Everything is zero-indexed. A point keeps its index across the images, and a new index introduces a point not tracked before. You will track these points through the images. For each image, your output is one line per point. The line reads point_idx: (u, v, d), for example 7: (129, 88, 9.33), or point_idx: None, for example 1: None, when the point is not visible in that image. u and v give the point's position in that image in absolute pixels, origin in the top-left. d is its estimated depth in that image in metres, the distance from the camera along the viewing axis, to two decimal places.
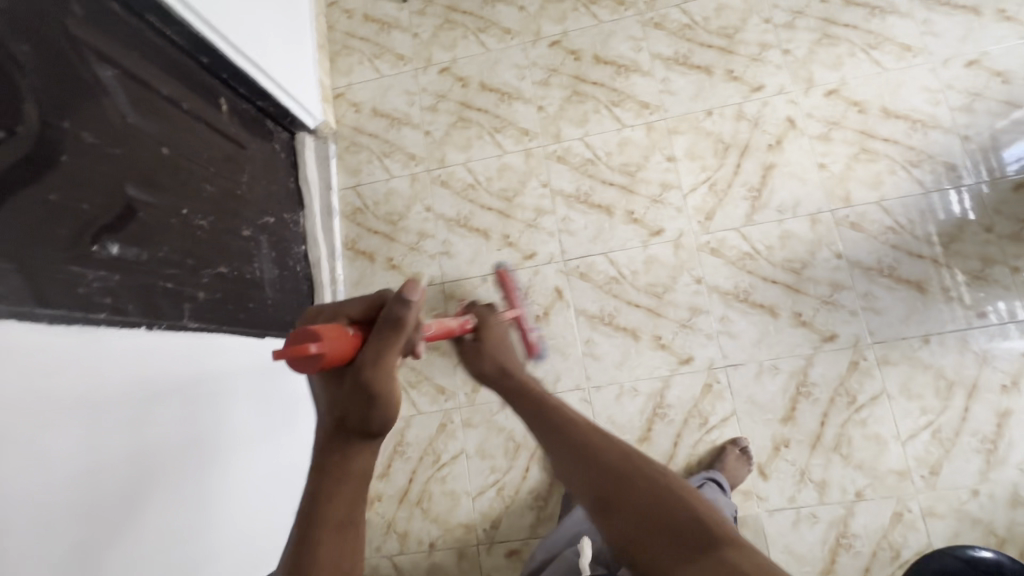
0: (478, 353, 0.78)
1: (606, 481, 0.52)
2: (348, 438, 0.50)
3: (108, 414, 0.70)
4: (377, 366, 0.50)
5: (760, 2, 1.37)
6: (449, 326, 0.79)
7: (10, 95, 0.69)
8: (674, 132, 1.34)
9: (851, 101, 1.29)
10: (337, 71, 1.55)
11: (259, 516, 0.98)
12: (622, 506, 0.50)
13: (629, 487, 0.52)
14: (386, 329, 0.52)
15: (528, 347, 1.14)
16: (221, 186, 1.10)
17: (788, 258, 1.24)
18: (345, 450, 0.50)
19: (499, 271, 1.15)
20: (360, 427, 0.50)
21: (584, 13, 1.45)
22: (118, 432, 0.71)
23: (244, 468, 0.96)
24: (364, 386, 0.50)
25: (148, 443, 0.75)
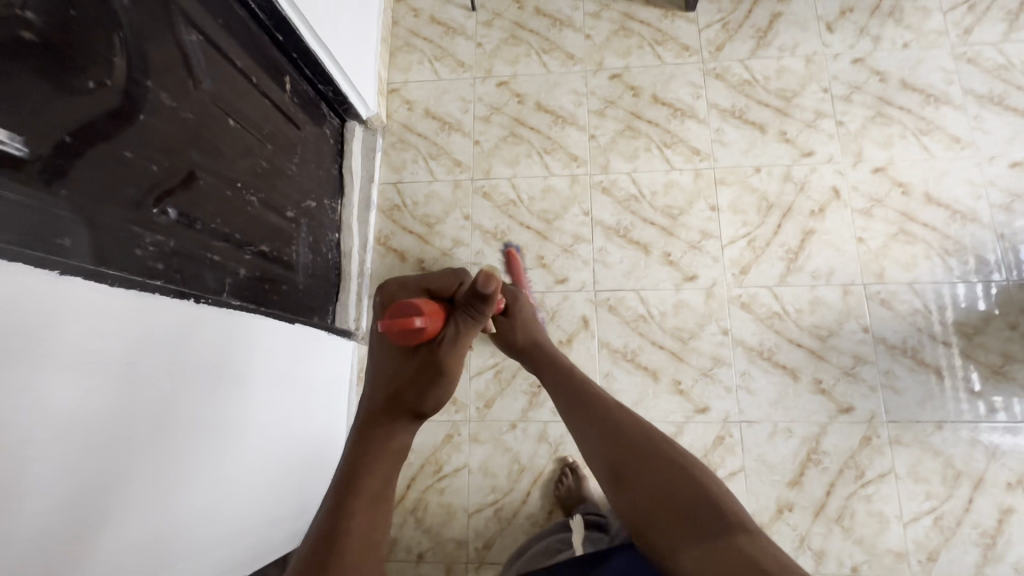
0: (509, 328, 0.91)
1: (626, 455, 0.66)
2: (394, 413, 0.58)
3: (147, 385, 0.68)
4: (454, 349, 0.62)
5: (821, 70, 1.40)
6: None
7: (103, 47, 0.68)
8: (721, 183, 1.36)
9: (896, 181, 1.31)
10: (395, 67, 1.55)
11: (260, 509, 0.94)
12: (630, 481, 0.64)
13: (637, 464, 0.64)
14: (464, 316, 0.65)
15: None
16: (274, 164, 1.09)
17: (815, 324, 1.25)
18: (390, 422, 0.58)
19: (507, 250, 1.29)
20: (423, 401, 0.60)
21: (648, 52, 1.47)
22: (152, 406, 0.69)
23: (259, 458, 0.93)
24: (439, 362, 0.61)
25: (177, 420, 0.73)
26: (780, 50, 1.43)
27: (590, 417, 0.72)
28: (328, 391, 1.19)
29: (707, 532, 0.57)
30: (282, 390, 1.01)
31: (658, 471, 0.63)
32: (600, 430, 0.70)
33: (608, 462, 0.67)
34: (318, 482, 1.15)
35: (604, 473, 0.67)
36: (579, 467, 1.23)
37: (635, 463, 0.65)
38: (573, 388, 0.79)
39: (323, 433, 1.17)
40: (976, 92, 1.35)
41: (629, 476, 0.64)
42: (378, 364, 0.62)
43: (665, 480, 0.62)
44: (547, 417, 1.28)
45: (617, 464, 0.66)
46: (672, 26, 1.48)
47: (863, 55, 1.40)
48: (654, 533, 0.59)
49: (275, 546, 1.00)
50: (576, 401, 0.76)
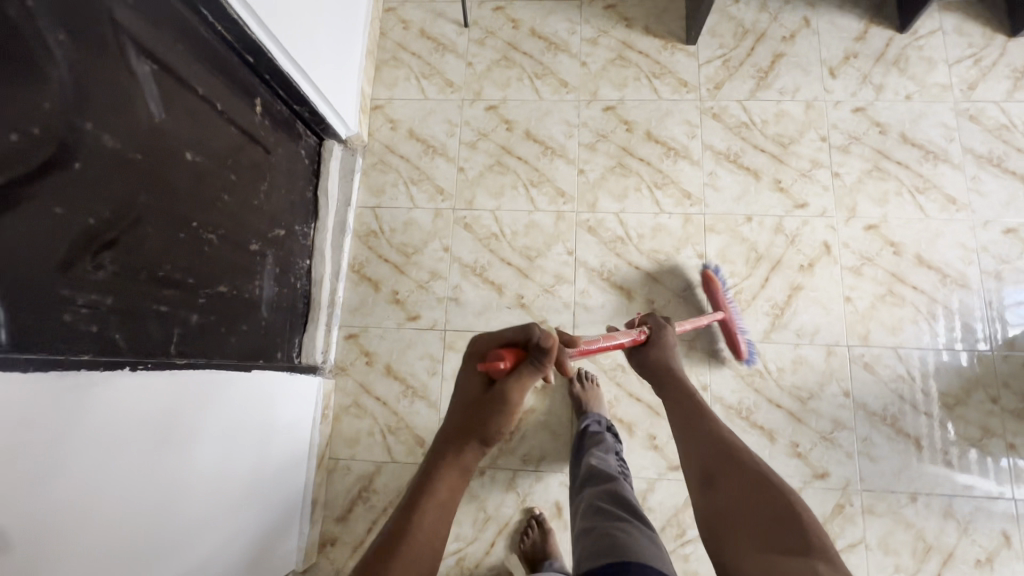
0: (646, 355, 0.98)
1: (720, 468, 0.73)
2: (463, 439, 0.69)
3: (83, 459, 0.63)
4: (517, 390, 0.71)
5: (820, 117, 1.36)
6: (619, 339, 0.94)
7: (31, 92, 0.61)
8: (710, 230, 1.31)
9: (888, 240, 1.28)
10: (380, 82, 1.48)
11: (208, 566, 0.88)
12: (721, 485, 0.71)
13: (731, 474, 0.72)
14: (530, 363, 0.71)
15: (737, 347, 1.17)
16: (239, 196, 1.02)
17: (796, 385, 1.22)
18: (459, 446, 0.69)
19: (704, 271, 1.20)
20: (486, 432, 0.70)
21: (645, 85, 1.41)
22: (89, 480, 0.64)
23: (215, 509, 0.89)
24: (503, 402, 0.70)
25: (119, 489, 0.68)
26: (781, 93, 1.38)
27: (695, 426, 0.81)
28: (289, 432, 1.13)
29: (785, 553, 0.61)
30: (241, 434, 0.96)
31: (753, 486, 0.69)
32: (701, 440, 0.78)
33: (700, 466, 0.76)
34: (273, 527, 1.09)
35: (696, 475, 0.75)
36: (546, 519, 1.20)
37: (728, 477, 0.71)
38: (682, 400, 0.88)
39: (287, 473, 1.12)
40: (975, 152, 1.31)
41: (718, 483, 0.72)
42: (466, 391, 0.74)
43: (755, 494, 0.68)
44: (517, 465, 1.24)
45: (709, 471, 0.74)
46: (672, 58, 1.42)
47: (864, 104, 1.36)
48: (725, 538, 0.66)
49: None
50: (685, 414, 0.85)
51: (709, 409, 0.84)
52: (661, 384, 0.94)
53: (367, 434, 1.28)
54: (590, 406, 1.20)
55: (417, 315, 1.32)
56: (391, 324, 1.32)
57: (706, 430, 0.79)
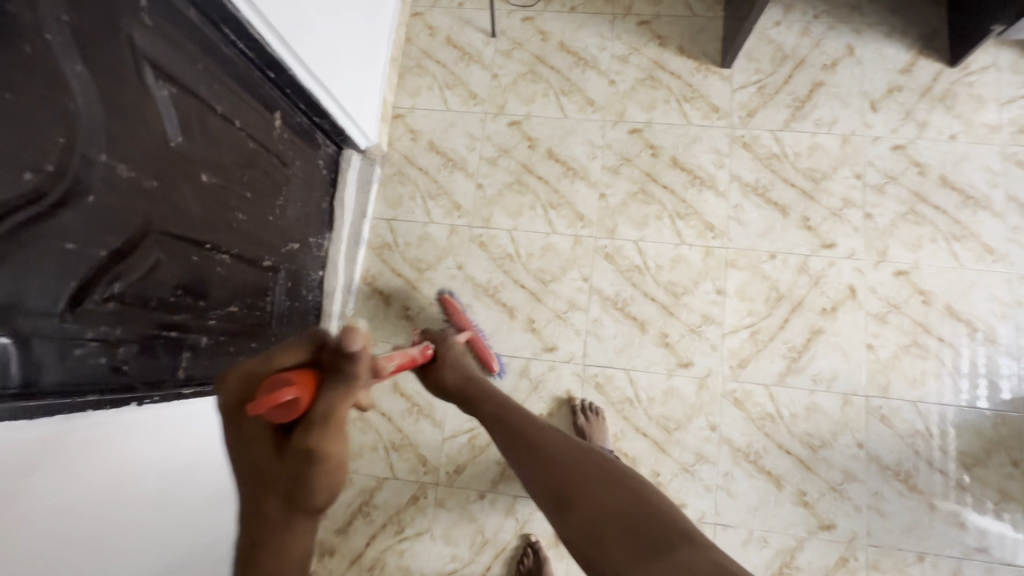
0: (438, 368, 0.92)
1: (570, 484, 0.69)
2: (287, 524, 0.48)
3: (88, 496, 0.62)
4: (332, 428, 0.50)
5: (856, 153, 1.30)
6: (411, 352, 0.88)
7: (46, 128, 0.61)
8: (731, 266, 1.27)
9: (917, 288, 1.23)
10: (403, 90, 1.45)
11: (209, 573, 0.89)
12: (577, 504, 0.67)
13: (579, 485, 0.69)
14: (331, 386, 0.51)
15: (485, 360, 1.19)
16: (254, 214, 1.02)
17: (809, 432, 1.19)
18: (283, 534, 0.48)
19: (442, 297, 1.26)
20: (308, 499, 0.48)
21: (674, 108, 1.36)
22: (97, 516, 0.64)
23: (218, 520, 0.91)
24: (324, 457, 0.49)
25: (126, 519, 0.68)
26: (816, 125, 1.32)
27: (530, 448, 0.76)
28: None
29: (648, 545, 0.62)
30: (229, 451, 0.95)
31: (603, 489, 0.68)
32: (540, 463, 0.73)
33: (550, 491, 0.70)
34: None
35: (550, 501, 0.70)
36: (543, 547, 1.20)
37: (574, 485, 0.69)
38: (507, 421, 0.82)
39: None
40: (1020, 199, 1.24)
41: (571, 500, 0.68)
42: (250, 460, 0.49)
43: (609, 495, 0.67)
44: (517, 491, 1.23)
45: (561, 493, 0.69)
46: (704, 81, 1.37)
47: (905, 141, 1.29)
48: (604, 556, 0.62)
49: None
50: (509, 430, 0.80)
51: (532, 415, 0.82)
52: (473, 405, 0.88)
53: (371, 448, 1.28)
54: (595, 438, 1.17)
55: None
56: (399, 339, 1.32)
57: (539, 439, 0.76)
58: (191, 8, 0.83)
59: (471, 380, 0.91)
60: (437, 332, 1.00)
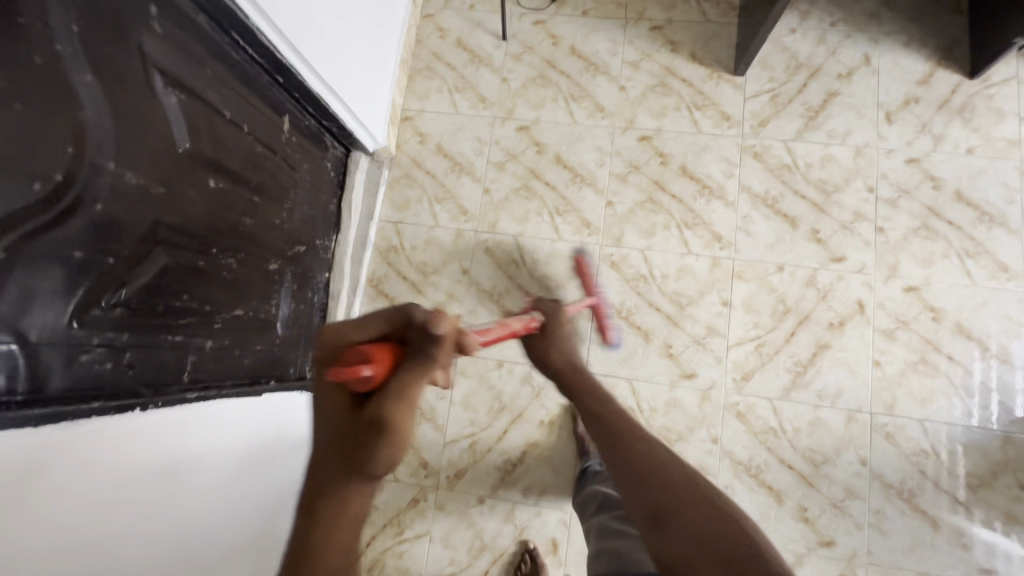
0: (546, 347, 0.92)
1: (667, 499, 0.62)
2: (345, 494, 0.45)
3: (100, 497, 0.63)
4: (403, 402, 0.47)
5: (869, 166, 1.28)
6: (511, 328, 0.81)
7: (55, 138, 0.61)
8: (738, 277, 1.26)
9: (928, 304, 1.21)
10: (412, 92, 1.45)
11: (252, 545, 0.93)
12: (672, 523, 0.60)
13: (678, 503, 0.61)
14: (413, 359, 0.49)
15: (602, 331, 1.22)
16: (262, 217, 1.02)
17: (812, 448, 1.18)
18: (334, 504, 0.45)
19: (578, 258, 1.22)
20: (370, 472, 0.45)
21: (685, 116, 1.35)
22: (110, 516, 0.64)
23: (253, 498, 0.94)
24: (387, 426, 0.46)
25: (142, 521, 0.68)
26: (829, 135, 1.30)
27: (630, 451, 0.70)
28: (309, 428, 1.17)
29: None
30: (249, 449, 0.95)
31: (702, 513, 0.60)
32: (636, 468, 0.67)
33: (643, 502, 0.64)
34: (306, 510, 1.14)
35: (643, 511, 0.63)
36: (540, 554, 1.20)
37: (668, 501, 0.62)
38: (608, 416, 0.78)
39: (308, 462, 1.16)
40: None
41: (668, 518, 0.60)
42: (321, 422, 0.48)
43: (710, 521, 0.58)
44: (516, 497, 1.24)
45: (657, 507, 0.62)
46: (716, 89, 1.35)
47: (920, 154, 1.27)
48: None
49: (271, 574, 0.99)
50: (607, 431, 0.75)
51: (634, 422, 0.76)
52: (576, 395, 0.86)
53: None
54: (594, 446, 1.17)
55: None
56: None
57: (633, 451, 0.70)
58: (200, 15, 0.83)
59: (575, 367, 0.90)
60: (548, 302, 0.96)
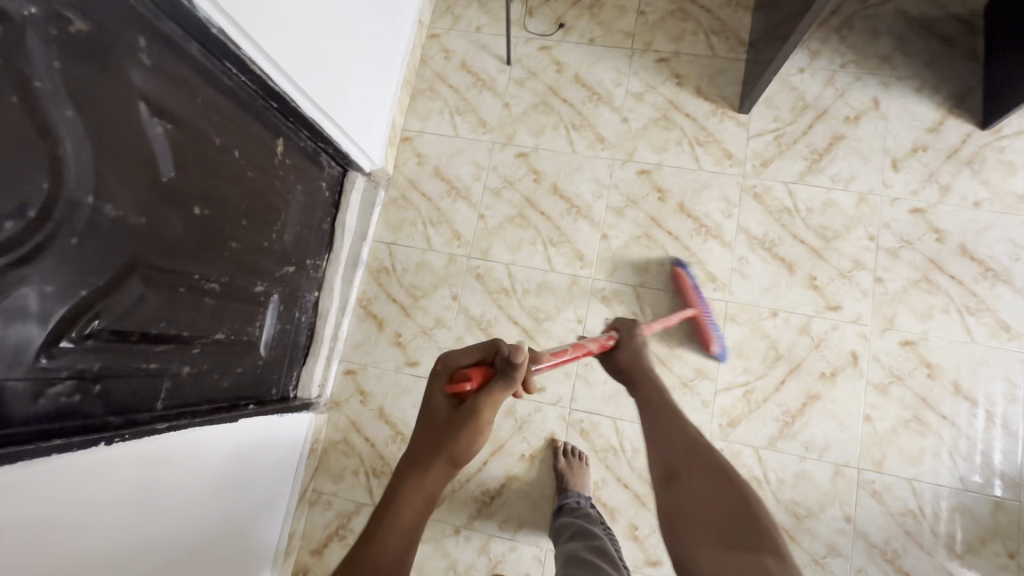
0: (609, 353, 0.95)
1: (681, 459, 0.67)
2: (431, 456, 0.63)
3: (71, 498, 0.65)
4: (489, 406, 0.65)
5: (872, 213, 1.25)
6: (587, 345, 0.89)
7: (28, 176, 0.61)
8: (730, 320, 1.24)
9: (924, 360, 1.18)
10: (414, 112, 1.44)
11: (208, 551, 0.94)
12: (681, 476, 0.64)
13: (693, 463, 0.66)
14: (500, 377, 0.65)
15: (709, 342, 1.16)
16: (249, 241, 1.02)
17: (795, 500, 1.15)
18: (425, 465, 0.63)
19: (675, 267, 1.21)
20: (454, 452, 0.64)
21: (686, 151, 1.33)
22: (50, 556, 0.62)
23: (218, 505, 0.95)
24: (475, 417, 0.64)
25: (83, 556, 0.67)
26: (832, 180, 1.27)
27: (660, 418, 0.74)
28: (292, 440, 1.18)
29: (736, 544, 0.56)
30: (218, 472, 0.94)
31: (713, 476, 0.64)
32: (661, 432, 0.71)
33: (661, 459, 0.68)
34: (269, 518, 1.15)
35: (656, 467, 0.68)
36: None
37: (688, 471, 0.65)
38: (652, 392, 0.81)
39: (282, 470, 1.17)
40: None
41: (679, 472, 0.65)
42: (430, 410, 0.67)
43: (716, 485, 0.62)
44: (493, 529, 1.23)
45: (670, 465, 0.66)
46: (719, 126, 1.33)
47: (925, 205, 1.24)
48: (685, 528, 0.60)
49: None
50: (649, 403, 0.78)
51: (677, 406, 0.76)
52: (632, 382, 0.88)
53: (352, 472, 1.29)
54: (572, 484, 1.15)
55: (417, 361, 1.31)
56: (389, 365, 1.32)
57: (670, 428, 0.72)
58: (194, 45, 0.83)
59: (641, 367, 0.90)
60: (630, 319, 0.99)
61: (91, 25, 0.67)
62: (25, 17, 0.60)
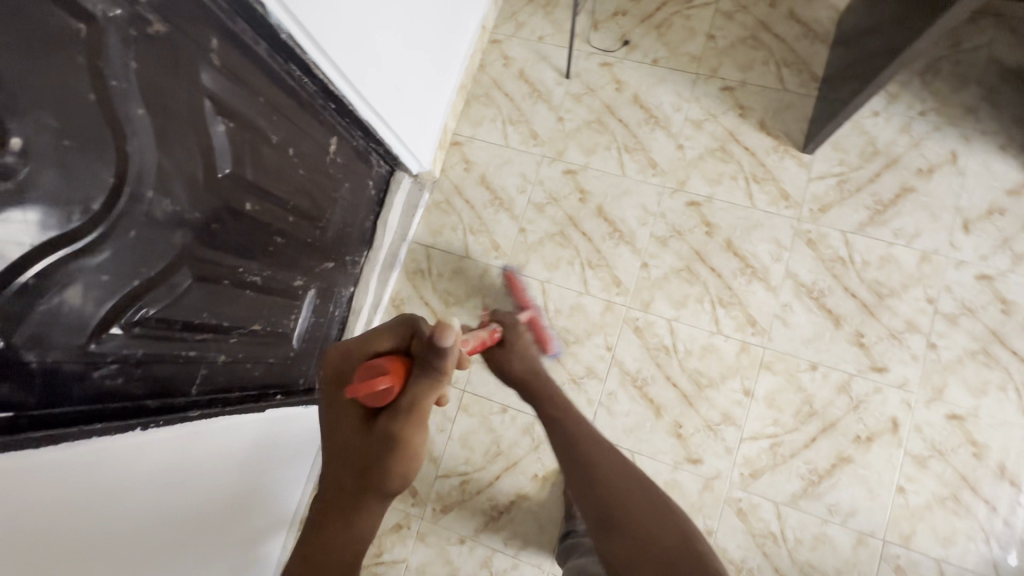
0: (506, 355, 1.00)
1: (616, 502, 0.73)
2: (359, 497, 0.62)
3: (113, 478, 0.68)
4: (415, 418, 0.60)
5: (934, 274, 1.18)
6: (482, 336, 0.93)
7: (97, 171, 0.64)
8: (765, 367, 1.19)
9: (971, 437, 1.11)
10: (466, 118, 1.44)
11: (234, 529, 0.98)
12: (620, 520, 0.70)
13: (627, 502, 0.73)
14: (422, 372, 0.61)
15: (541, 340, 1.19)
16: (294, 236, 1.04)
17: (811, 563, 1.11)
18: (355, 504, 0.63)
19: (507, 274, 1.26)
20: (384, 482, 0.62)
21: (740, 187, 1.28)
22: (93, 534, 0.65)
23: (244, 487, 0.99)
24: (398, 439, 0.60)
25: (132, 532, 0.71)
26: (895, 234, 1.21)
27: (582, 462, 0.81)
28: (312, 428, 1.22)
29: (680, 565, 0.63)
30: (245, 458, 0.98)
31: (648, 507, 0.72)
32: (588, 477, 0.79)
33: (597, 505, 0.74)
34: (286, 501, 1.20)
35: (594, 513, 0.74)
36: None
37: (627, 509, 0.72)
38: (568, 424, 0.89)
39: (300, 456, 1.21)
40: None
41: (616, 517, 0.71)
42: (344, 429, 0.63)
43: (651, 518, 0.70)
44: (497, 544, 1.23)
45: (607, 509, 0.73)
46: (779, 164, 1.28)
47: (994, 272, 1.16)
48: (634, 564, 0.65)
49: (244, 555, 1.04)
50: (566, 448, 0.85)
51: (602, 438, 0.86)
52: (530, 393, 0.97)
53: None
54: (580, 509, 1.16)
55: None
56: None
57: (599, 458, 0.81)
58: (261, 46, 0.84)
59: (535, 371, 0.99)
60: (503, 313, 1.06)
61: (167, 27, 0.69)
62: (109, 18, 0.61)
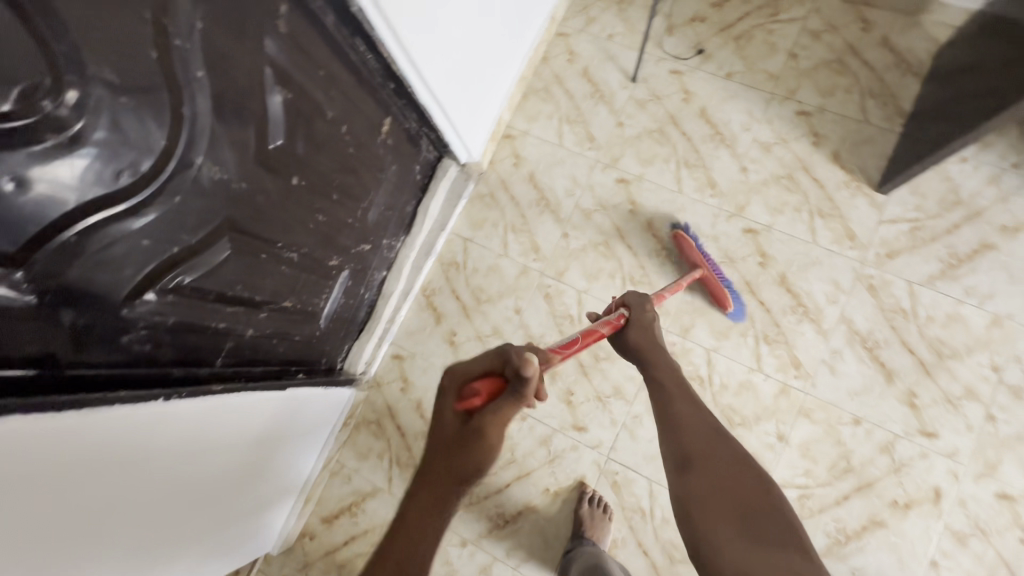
0: (626, 343, 0.93)
1: (697, 450, 0.75)
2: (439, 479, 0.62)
3: (128, 447, 0.66)
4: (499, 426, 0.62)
5: (1003, 340, 1.09)
6: (598, 331, 0.87)
7: (151, 130, 0.61)
8: (804, 415, 1.13)
9: (1020, 520, 1.03)
10: (522, 111, 1.39)
11: (236, 503, 0.96)
12: (699, 469, 0.74)
13: (709, 456, 0.75)
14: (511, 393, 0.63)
15: (720, 300, 1.14)
16: (335, 215, 1.01)
17: None
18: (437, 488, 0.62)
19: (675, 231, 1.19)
20: (465, 473, 0.62)
21: (802, 220, 1.20)
22: (97, 503, 0.62)
23: (253, 464, 0.96)
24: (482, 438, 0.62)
25: (136, 502, 0.68)
26: (966, 292, 1.12)
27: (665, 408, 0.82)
28: (329, 411, 1.19)
29: (759, 535, 0.67)
30: (258, 436, 0.95)
31: (728, 465, 0.74)
32: (671, 423, 0.80)
33: (678, 450, 0.77)
34: (292, 479, 1.17)
35: (674, 457, 0.77)
36: None
37: (706, 461, 0.74)
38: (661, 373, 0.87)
39: (313, 438, 1.18)
40: None
41: (697, 466, 0.74)
42: (439, 428, 0.65)
43: (731, 477, 0.72)
44: (498, 553, 1.20)
45: (687, 456, 0.75)
46: (849, 201, 1.20)
47: None
48: (708, 519, 0.69)
49: (241, 529, 1.02)
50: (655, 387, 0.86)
51: (693, 395, 0.83)
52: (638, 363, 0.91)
53: (377, 454, 1.29)
54: (587, 533, 1.11)
55: None
56: (436, 361, 1.31)
57: (685, 418, 0.80)
58: (330, 17, 0.80)
59: (651, 347, 0.91)
60: (637, 294, 0.96)
61: None
62: None
